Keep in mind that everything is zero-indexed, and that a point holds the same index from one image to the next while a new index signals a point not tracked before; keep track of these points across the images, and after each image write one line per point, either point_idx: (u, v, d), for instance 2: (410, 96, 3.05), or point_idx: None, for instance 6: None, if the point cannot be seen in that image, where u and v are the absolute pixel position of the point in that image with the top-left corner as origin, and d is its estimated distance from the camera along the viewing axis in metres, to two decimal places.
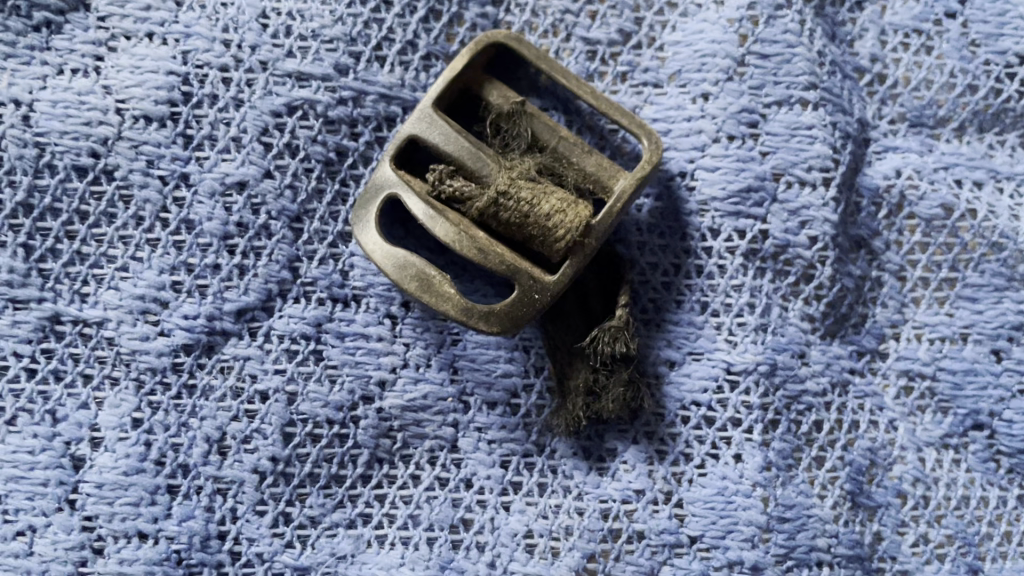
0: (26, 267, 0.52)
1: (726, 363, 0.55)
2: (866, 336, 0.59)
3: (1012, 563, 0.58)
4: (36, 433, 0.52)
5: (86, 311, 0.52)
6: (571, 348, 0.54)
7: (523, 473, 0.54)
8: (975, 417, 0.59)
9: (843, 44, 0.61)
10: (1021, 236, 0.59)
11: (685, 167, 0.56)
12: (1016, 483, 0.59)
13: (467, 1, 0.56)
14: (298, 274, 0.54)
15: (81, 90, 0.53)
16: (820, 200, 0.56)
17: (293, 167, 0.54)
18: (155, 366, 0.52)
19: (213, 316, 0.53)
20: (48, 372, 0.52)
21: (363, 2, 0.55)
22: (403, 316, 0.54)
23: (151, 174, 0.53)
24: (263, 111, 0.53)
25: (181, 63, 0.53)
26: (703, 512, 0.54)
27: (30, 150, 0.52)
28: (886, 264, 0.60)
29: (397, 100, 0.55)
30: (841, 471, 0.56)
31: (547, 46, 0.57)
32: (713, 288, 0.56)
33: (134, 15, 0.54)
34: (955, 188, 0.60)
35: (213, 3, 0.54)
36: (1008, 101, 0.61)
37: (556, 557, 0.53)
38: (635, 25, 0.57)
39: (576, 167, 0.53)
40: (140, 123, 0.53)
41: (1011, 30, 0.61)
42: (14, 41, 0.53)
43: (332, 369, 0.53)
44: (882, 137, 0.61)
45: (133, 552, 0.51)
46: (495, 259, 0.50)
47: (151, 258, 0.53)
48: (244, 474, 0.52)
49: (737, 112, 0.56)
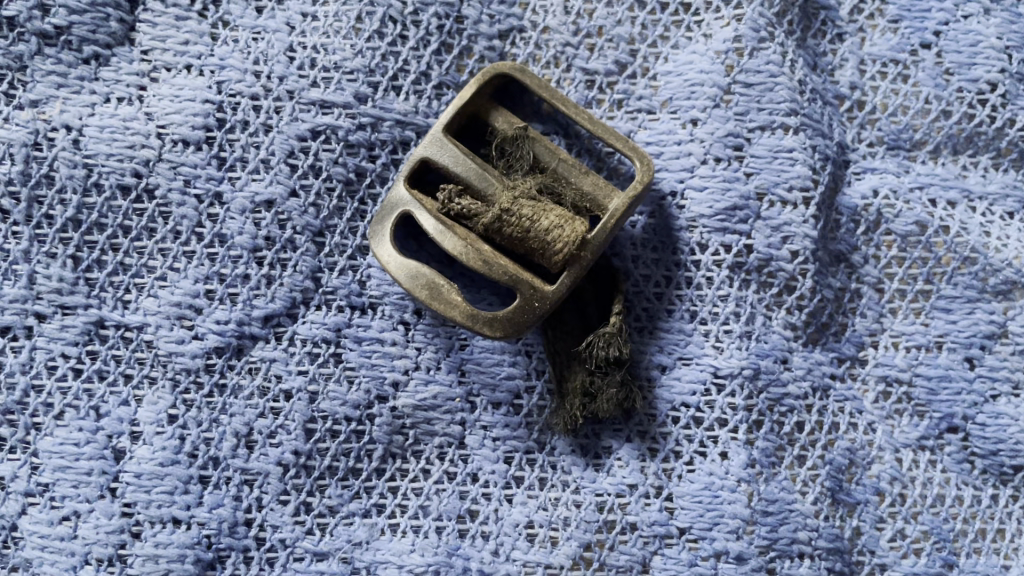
0: (74, 276, 0.58)
1: (714, 367, 0.59)
2: (846, 344, 0.63)
3: (983, 557, 0.62)
4: (81, 427, 0.57)
5: (128, 317, 0.58)
6: (569, 353, 0.58)
7: (525, 468, 0.59)
8: (950, 421, 0.63)
9: (824, 73, 0.65)
10: (992, 251, 0.64)
11: (675, 187, 0.61)
12: (990, 483, 0.63)
13: (476, 35, 0.61)
14: (320, 283, 0.59)
15: (126, 116, 0.58)
16: (801, 217, 0.60)
17: (316, 186, 0.59)
18: (190, 367, 0.58)
19: (243, 322, 0.58)
20: (92, 372, 0.57)
21: (381, 37, 0.60)
22: (416, 323, 0.59)
23: (188, 192, 0.58)
24: (290, 135, 0.59)
25: (216, 93, 0.59)
26: (691, 506, 0.58)
27: (79, 171, 0.58)
28: (865, 277, 0.64)
29: (411, 125, 0.60)
30: (822, 469, 0.60)
31: (549, 76, 0.62)
32: (701, 298, 0.60)
33: (174, 49, 0.59)
34: (929, 207, 0.64)
35: (246, 38, 0.60)
36: (980, 126, 0.65)
37: (555, 546, 0.58)
38: (630, 56, 0.62)
39: (574, 187, 0.58)
40: (179, 146, 0.58)
41: (982, 59, 0.65)
42: (66, 72, 0.59)
43: (350, 370, 0.58)
44: (861, 159, 0.65)
45: (167, 536, 0.56)
46: (498, 270, 0.55)
47: (187, 268, 0.58)
48: (270, 466, 0.57)
49: (723, 136, 0.60)
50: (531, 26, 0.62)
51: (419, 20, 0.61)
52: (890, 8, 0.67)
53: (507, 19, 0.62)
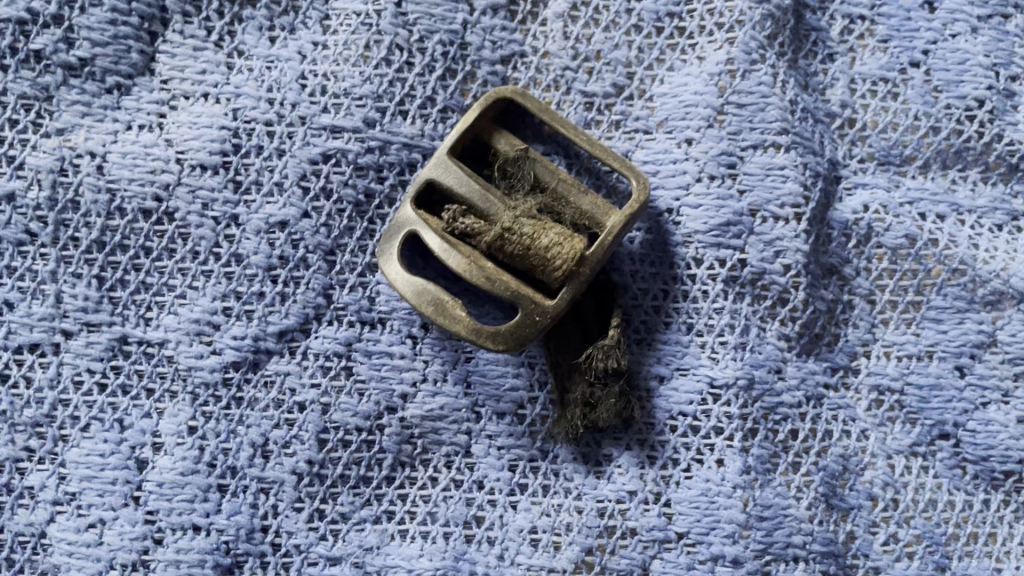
0: (99, 295, 0.61)
1: (710, 378, 0.62)
2: (839, 353, 0.65)
3: (975, 560, 0.64)
4: (106, 438, 0.60)
5: (150, 333, 0.61)
6: (570, 365, 0.61)
7: (529, 475, 0.61)
8: (941, 428, 0.65)
9: (815, 92, 0.68)
10: (980, 262, 0.66)
11: (672, 204, 0.63)
12: (981, 488, 0.65)
13: (479, 60, 0.64)
14: (331, 300, 0.61)
15: (147, 143, 0.61)
16: (793, 232, 0.63)
17: (327, 207, 0.62)
18: (208, 381, 0.60)
19: (258, 337, 0.61)
20: (116, 386, 0.60)
21: (388, 64, 0.63)
22: (423, 337, 0.62)
23: (206, 215, 0.61)
24: (302, 159, 0.62)
25: (232, 119, 0.62)
26: (688, 511, 0.60)
27: (103, 196, 0.61)
28: (857, 289, 0.66)
29: (418, 148, 0.63)
30: (815, 475, 0.62)
31: (549, 98, 0.65)
32: (697, 311, 0.63)
33: (191, 78, 0.62)
34: (919, 220, 0.67)
35: (259, 67, 0.63)
36: (968, 141, 0.68)
37: (558, 550, 0.60)
38: (627, 79, 0.65)
39: (573, 205, 0.60)
40: (197, 171, 0.61)
41: (970, 76, 0.68)
42: (89, 101, 0.62)
43: (361, 383, 0.61)
44: (852, 175, 0.67)
45: (188, 542, 0.59)
46: (501, 287, 0.57)
47: (205, 286, 0.61)
48: (285, 475, 0.60)
49: (716, 155, 0.63)
50: (532, 51, 0.65)
51: (425, 47, 0.64)
52: (880, 28, 0.69)
53: (509, 44, 0.65)
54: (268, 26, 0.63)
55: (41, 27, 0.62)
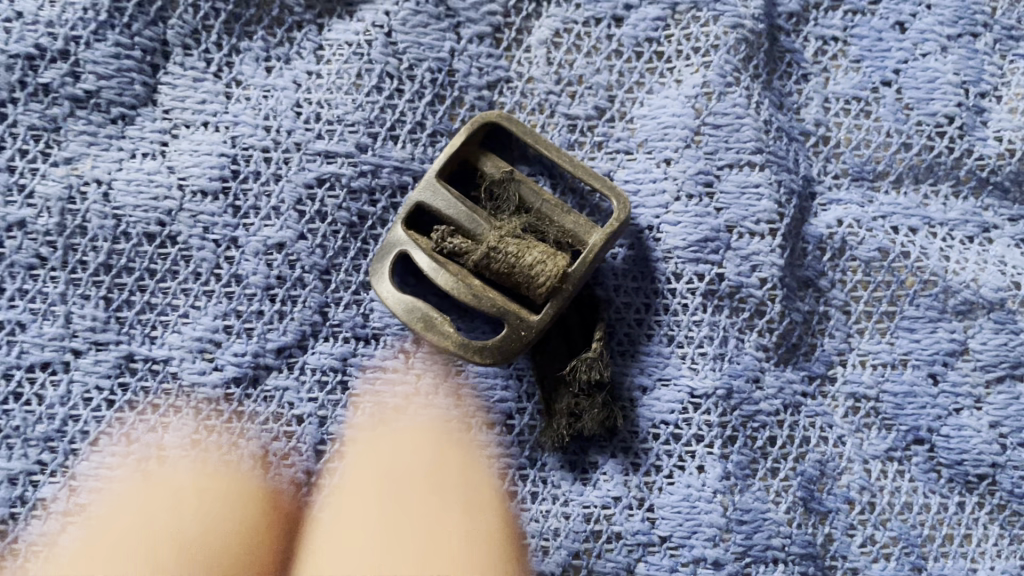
0: (106, 315, 0.64)
1: (690, 388, 0.64)
2: (816, 362, 0.68)
3: (950, 561, 0.66)
4: (114, 452, 0.63)
5: (155, 351, 0.64)
6: (555, 377, 0.63)
7: (518, 483, 0.64)
8: (915, 433, 0.67)
9: (790, 112, 0.71)
10: (950, 274, 0.69)
11: (652, 222, 0.66)
12: (956, 492, 0.67)
13: (466, 86, 0.67)
14: (327, 317, 0.64)
15: (150, 170, 0.65)
16: (768, 247, 0.66)
17: (323, 229, 0.65)
18: (211, 396, 0.63)
19: (258, 354, 0.63)
20: (123, 402, 0.63)
21: (379, 91, 0.66)
22: (416, 351, 0.65)
23: (207, 238, 0.64)
24: (298, 184, 0.65)
25: (231, 147, 0.65)
26: (671, 516, 0.63)
27: (109, 221, 0.64)
28: (832, 300, 0.69)
29: (408, 171, 0.66)
30: (793, 479, 0.65)
31: (534, 121, 0.68)
32: (678, 323, 0.66)
33: (192, 108, 0.65)
34: (891, 233, 0.69)
35: (256, 96, 0.66)
36: (939, 156, 0.70)
37: (546, 555, 0.63)
38: (608, 102, 0.68)
39: (557, 224, 0.63)
40: (198, 196, 0.64)
41: (940, 94, 0.70)
42: (96, 131, 0.65)
43: (357, 396, 0.64)
44: (827, 191, 0.70)
45: (193, 550, 0.62)
46: (487, 303, 0.60)
47: (207, 306, 0.64)
48: (285, 485, 0.63)
49: (694, 174, 0.66)
50: (517, 76, 0.68)
51: (414, 75, 0.67)
52: (852, 49, 0.72)
53: (495, 71, 0.68)
54: (264, 58, 0.67)
55: (49, 62, 0.65)
